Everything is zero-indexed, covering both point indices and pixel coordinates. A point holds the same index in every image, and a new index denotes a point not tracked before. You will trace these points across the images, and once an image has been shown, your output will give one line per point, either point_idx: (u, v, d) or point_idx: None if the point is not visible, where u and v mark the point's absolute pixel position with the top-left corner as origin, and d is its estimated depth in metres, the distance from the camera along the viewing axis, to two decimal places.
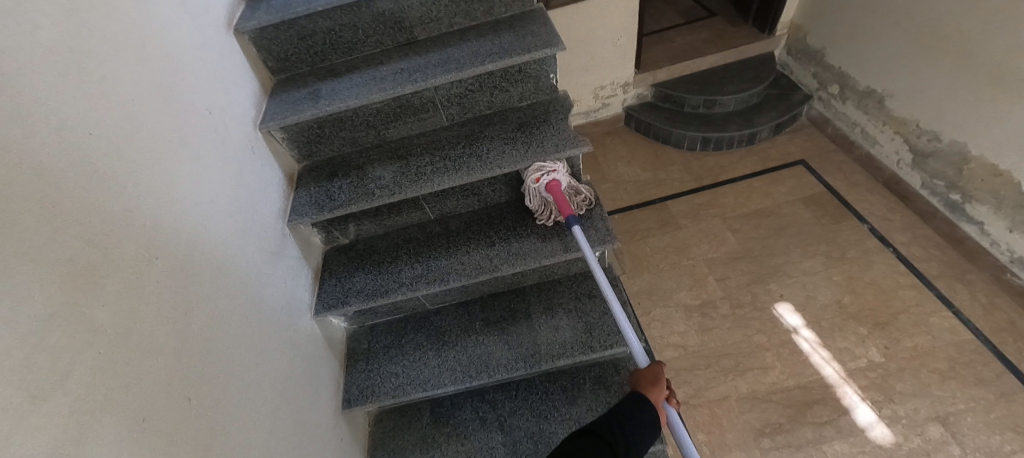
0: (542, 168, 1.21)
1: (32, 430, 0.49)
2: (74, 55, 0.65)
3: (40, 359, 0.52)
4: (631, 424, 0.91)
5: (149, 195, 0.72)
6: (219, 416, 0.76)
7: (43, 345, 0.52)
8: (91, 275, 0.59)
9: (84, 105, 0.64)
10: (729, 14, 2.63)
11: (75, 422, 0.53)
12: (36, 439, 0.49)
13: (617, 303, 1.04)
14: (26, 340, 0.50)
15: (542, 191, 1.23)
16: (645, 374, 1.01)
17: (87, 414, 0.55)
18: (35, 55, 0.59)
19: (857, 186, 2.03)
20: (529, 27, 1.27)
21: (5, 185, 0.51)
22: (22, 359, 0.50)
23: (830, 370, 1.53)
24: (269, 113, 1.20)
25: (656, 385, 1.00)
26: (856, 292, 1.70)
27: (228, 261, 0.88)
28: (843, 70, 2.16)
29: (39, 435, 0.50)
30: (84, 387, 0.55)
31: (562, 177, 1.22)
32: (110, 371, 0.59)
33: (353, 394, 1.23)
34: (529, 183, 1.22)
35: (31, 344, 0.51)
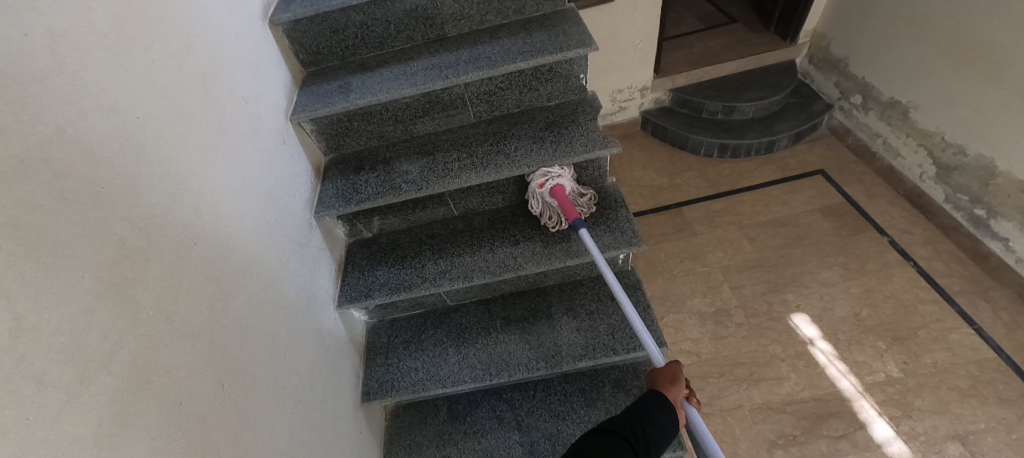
0: (547, 173, 1.21)
1: (81, 408, 0.48)
2: (123, 39, 0.65)
3: (86, 340, 0.50)
4: (655, 423, 0.89)
5: (190, 180, 0.72)
6: (250, 404, 0.75)
7: (91, 325, 0.51)
8: (138, 255, 0.59)
9: (131, 90, 0.64)
10: (750, 21, 2.61)
11: (120, 401, 0.53)
12: (84, 417, 0.48)
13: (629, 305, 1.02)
14: (77, 319, 0.50)
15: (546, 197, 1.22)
16: (663, 373, 0.98)
17: (130, 396, 0.54)
18: (89, 37, 0.59)
19: (878, 198, 1.99)
20: (561, 26, 1.27)
21: (52, 158, 0.50)
22: (72, 339, 0.49)
23: (846, 383, 1.50)
24: (300, 104, 1.21)
25: (675, 384, 0.97)
26: (875, 305, 1.66)
27: (259, 250, 0.88)
28: (868, 80, 2.13)
29: (88, 413, 0.49)
30: (131, 367, 0.55)
31: (566, 182, 1.21)
32: (154, 353, 0.59)
33: (372, 387, 1.24)
34: (535, 188, 1.22)
35: (82, 323, 0.50)
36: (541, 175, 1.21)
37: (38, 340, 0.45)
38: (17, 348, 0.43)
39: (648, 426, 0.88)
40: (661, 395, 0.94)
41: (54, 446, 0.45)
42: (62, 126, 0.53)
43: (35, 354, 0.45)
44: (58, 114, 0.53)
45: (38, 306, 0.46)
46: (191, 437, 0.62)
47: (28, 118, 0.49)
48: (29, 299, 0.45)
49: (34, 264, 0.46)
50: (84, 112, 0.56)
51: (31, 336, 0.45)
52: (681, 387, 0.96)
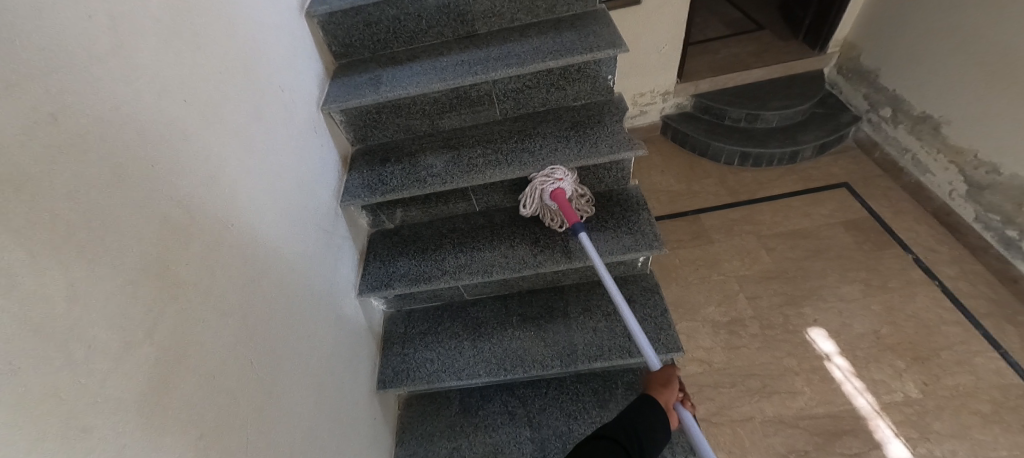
0: (549, 175, 1.18)
1: (124, 375, 0.50)
2: (174, 25, 0.68)
3: (135, 310, 0.53)
4: (647, 429, 0.88)
5: (229, 164, 0.75)
6: (275, 382, 0.77)
7: (136, 295, 0.53)
8: (180, 233, 0.61)
9: (179, 74, 0.67)
10: (778, 28, 2.57)
11: (159, 371, 0.55)
12: (125, 383, 0.50)
13: (626, 309, 1.05)
14: (123, 289, 0.52)
15: (546, 198, 1.20)
16: (656, 377, 1.00)
17: (169, 366, 0.56)
18: (145, 21, 0.62)
19: (904, 214, 1.95)
20: (591, 27, 1.27)
21: (102, 135, 0.52)
22: (119, 307, 0.51)
23: (862, 401, 1.48)
24: (331, 95, 1.24)
25: (668, 387, 0.98)
26: (895, 324, 1.63)
27: (288, 234, 0.90)
28: (899, 93, 2.08)
29: (129, 381, 0.51)
30: (171, 340, 0.57)
31: (568, 185, 1.18)
32: (191, 326, 0.61)
33: (388, 375, 1.26)
34: (535, 189, 1.20)
35: (128, 293, 0.52)
36: (543, 176, 1.19)
37: (88, 307, 0.47)
38: (73, 314, 0.46)
39: (641, 431, 0.87)
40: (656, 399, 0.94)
41: (100, 406, 0.47)
42: (119, 107, 0.55)
43: (89, 320, 0.48)
44: (112, 93, 0.55)
45: (93, 275, 0.48)
46: (221, 410, 0.64)
47: (86, 95, 0.51)
48: (83, 268, 0.48)
49: (89, 234, 0.49)
50: (137, 93, 0.58)
51: (85, 304, 0.47)
52: (674, 390, 0.97)
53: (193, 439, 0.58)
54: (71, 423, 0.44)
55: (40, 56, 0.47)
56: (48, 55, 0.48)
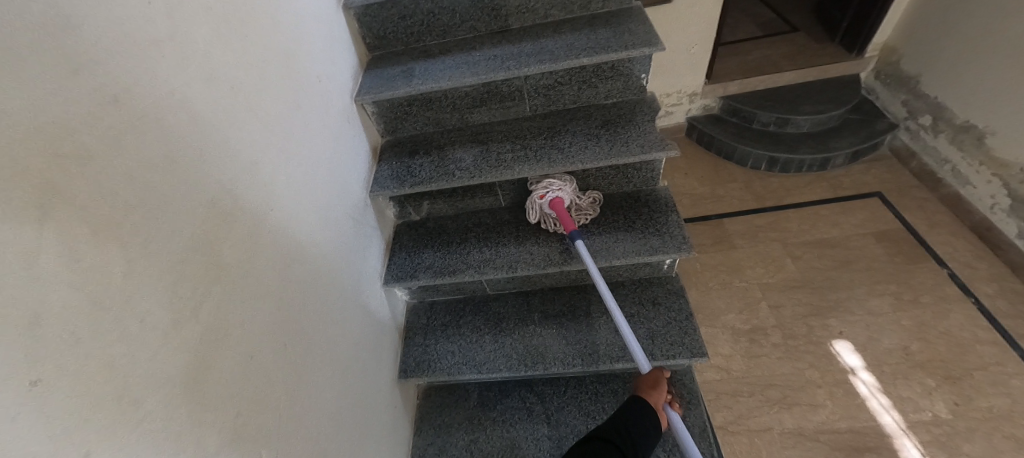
0: (546, 186, 1.24)
1: (173, 349, 0.52)
2: (224, 12, 0.69)
3: (182, 288, 0.54)
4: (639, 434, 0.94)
5: (269, 150, 0.76)
6: (306, 366, 0.79)
7: (185, 274, 0.55)
8: (225, 216, 0.63)
9: (227, 60, 0.68)
10: (814, 30, 2.50)
11: (203, 348, 0.56)
12: (173, 358, 0.52)
13: (617, 313, 1.07)
14: (173, 268, 0.53)
15: (545, 208, 1.25)
16: (645, 379, 1.05)
17: (211, 345, 0.58)
18: (197, 7, 0.64)
19: (940, 227, 1.87)
20: (626, 24, 1.25)
21: (156, 118, 0.53)
22: (169, 284, 0.53)
23: (888, 419, 1.43)
24: (365, 86, 1.25)
25: (656, 389, 1.03)
26: (926, 340, 1.57)
27: (321, 222, 0.92)
28: (941, 100, 2.00)
29: (177, 356, 0.53)
30: (214, 318, 0.59)
31: (565, 195, 1.23)
32: (232, 308, 0.62)
33: (409, 365, 1.27)
34: (535, 200, 1.25)
35: (177, 272, 0.54)
36: (542, 187, 1.24)
37: (141, 281, 0.49)
38: (127, 290, 0.47)
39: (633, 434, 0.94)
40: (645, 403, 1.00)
41: (148, 379, 0.49)
42: (172, 91, 0.57)
43: (141, 296, 0.49)
44: (167, 78, 0.56)
45: (146, 252, 0.50)
46: (256, 391, 0.65)
47: (142, 77, 0.53)
48: (139, 245, 0.49)
49: (145, 212, 0.51)
50: (189, 79, 0.60)
51: (137, 280, 0.49)
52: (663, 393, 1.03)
53: (230, 417, 0.60)
54: (123, 394, 0.46)
55: (104, 36, 0.49)
56: (111, 36, 0.50)
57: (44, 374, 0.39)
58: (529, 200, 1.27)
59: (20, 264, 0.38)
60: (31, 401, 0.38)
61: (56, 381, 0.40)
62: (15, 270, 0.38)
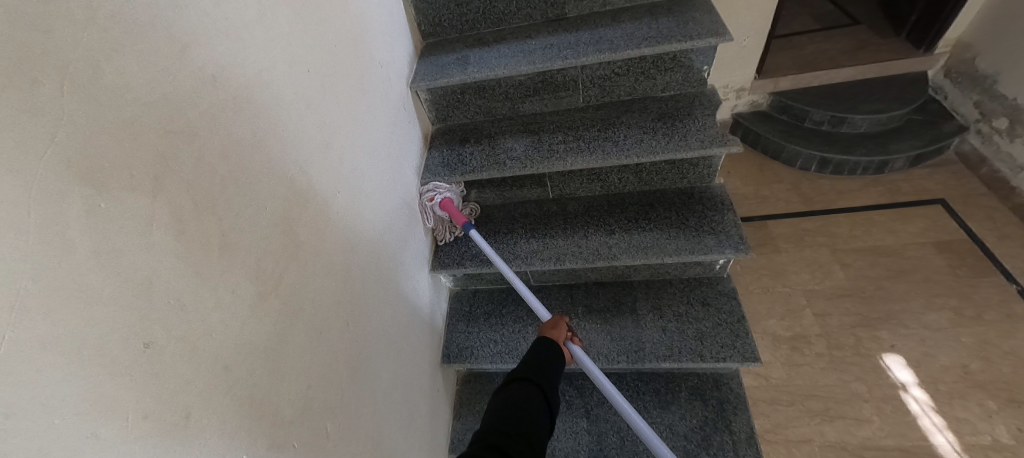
0: (434, 189, 1.23)
1: (258, 321, 0.55)
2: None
3: (267, 265, 0.57)
4: (549, 366, 0.88)
5: (339, 134, 0.78)
6: (365, 345, 0.81)
7: (269, 251, 0.57)
8: (302, 197, 0.65)
9: (305, 44, 0.70)
10: (878, 24, 2.34)
11: (282, 323, 0.59)
12: (258, 329, 0.54)
13: (520, 284, 1.11)
14: (259, 244, 0.56)
15: (435, 211, 1.24)
16: (544, 323, 1.02)
17: (289, 321, 0.60)
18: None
19: (1010, 239, 1.73)
20: (690, 13, 1.21)
21: (247, 98, 0.55)
22: (256, 259, 0.55)
23: (941, 439, 1.35)
24: (420, 73, 1.26)
25: (556, 327, 1.01)
26: (988, 360, 1.47)
27: (380, 206, 0.94)
28: (1020, 102, 1.84)
29: (261, 327, 0.55)
30: (291, 295, 0.61)
31: (452, 194, 1.27)
32: (305, 285, 0.64)
33: (451, 351, 1.29)
34: (423, 204, 1.22)
35: (262, 248, 0.56)
36: (429, 190, 1.23)
37: (234, 254, 0.51)
38: (223, 262, 0.50)
39: (546, 370, 0.86)
40: (550, 340, 0.95)
41: (237, 350, 0.51)
42: (260, 72, 0.59)
43: (233, 269, 0.51)
44: (256, 59, 0.58)
45: (237, 226, 0.52)
46: (323, 368, 0.67)
47: (238, 60, 0.55)
48: (232, 220, 0.52)
49: (236, 188, 0.52)
50: (274, 61, 0.62)
51: (231, 253, 0.51)
52: (563, 329, 1.01)
53: (302, 390, 0.62)
54: (217, 360, 0.48)
55: (206, 18, 0.51)
56: (212, 17, 0.51)
57: (155, 337, 0.42)
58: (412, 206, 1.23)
59: (137, 233, 0.41)
60: (143, 362, 0.41)
61: (164, 347, 0.43)
62: (134, 238, 0.40)
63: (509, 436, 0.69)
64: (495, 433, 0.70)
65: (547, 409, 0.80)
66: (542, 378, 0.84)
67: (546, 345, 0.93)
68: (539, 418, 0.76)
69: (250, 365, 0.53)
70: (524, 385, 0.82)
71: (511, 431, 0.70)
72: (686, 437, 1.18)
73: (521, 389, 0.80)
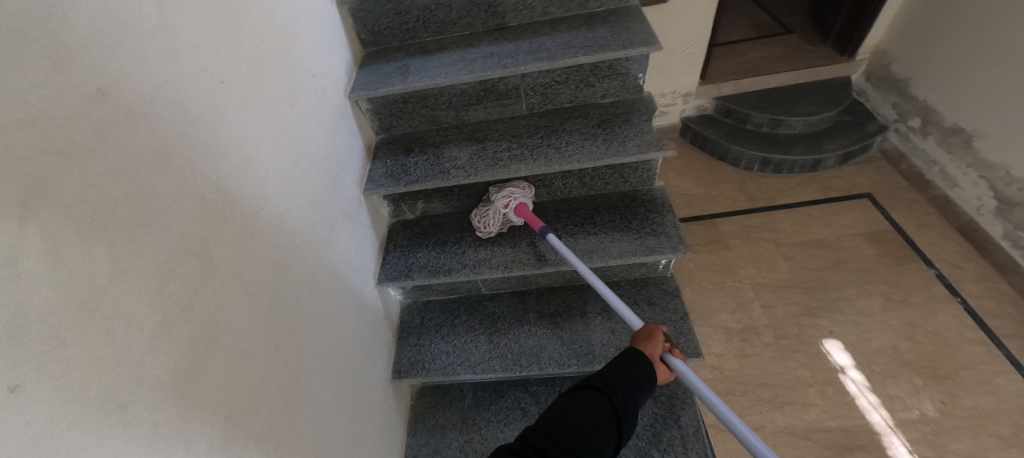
0: (507, 195, 1.23)
1: (162, 351, 0.52)
2: (212, 6, 0.68)
3: (172, 289, 0.54)
4: (632, 381, 0.78)
5: (262, 148, 0.76)
6: (298, 365, 0.79)
7: (174, 274, 0.55)
8: (215, 214, 0.63)
9: (216, 55, 0.68)
10: (807, 33, 2.50)
11: (193, 350, 0.56)
12: (161, 359, 0.52)
13: (599, 284, 1.06)
14: (162, 268, 0.53)
15: (509, 216, 1.24)
16: (639, 333, 0.92)
17: (203, 347, 0.58)
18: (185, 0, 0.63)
19: (929, 229, 1.89)
20: (624, 23, 1.25)
21: (144, 115, 0.53)
22: (158, 285, 0.52)
23: (876, 417, 1.44)
24: (359, 83, 1.23)
25: (652, 340, 0.90)
26: (914, 340, 1.59)
27: (314, 220, 0.91)
28: (930, 103, 2.01)
29: (165, 357, 0.52)
30: (203, 320, 0.58)
31: (528, 199, 1.26)
32: (222, 308, 0.62)
33: (403, 365, 1.26)
34: (498, 209, 1.22)
35: (166, 273, 0.54)
36: (504, 196, 1.23)
37: (129, 281, 0.49)
38: (113, 289, 0.47)
39: (629, 384, 0.77)
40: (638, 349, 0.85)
41: (137, 380, 0.48)
42: (161, 84, 0.57)
43: (128, 296, 0.49)
44: (155, 71, 0.56)
45: (133, 251, 0.50)
46: (246, 395, 0.65)
47: (127, 74, 0.52)
48: (125, 244, 0.49)
49: (130, 211, 0.50)
50: (178, 73, 0.60)
51: (124, 280, 0.48)
52: (660, 342, 0.89)
53: (221, 419, 0.60)
54: (110, 397, 0.45)
55: (84, 30, 0.48)
56: (98, 28, 0.49)
57: (25, 379, 0.39)
58: (487, 211, 1.24)
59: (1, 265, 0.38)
60: (13, 406, 0.38)
61: (39, 387, 0.40)
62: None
63: (558, 442, 0.64)
64: (538, 433, 0.66)
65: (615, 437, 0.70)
66: (617, 393, 0.75)
67: (637, 357, 0.82)
68: (602, 441, 0.67)
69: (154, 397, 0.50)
70: (599, 399, 0.73)
71: (565, 442, 0.64)
72: (638, 435, 1.20)
73: (593, 400, 0.72)
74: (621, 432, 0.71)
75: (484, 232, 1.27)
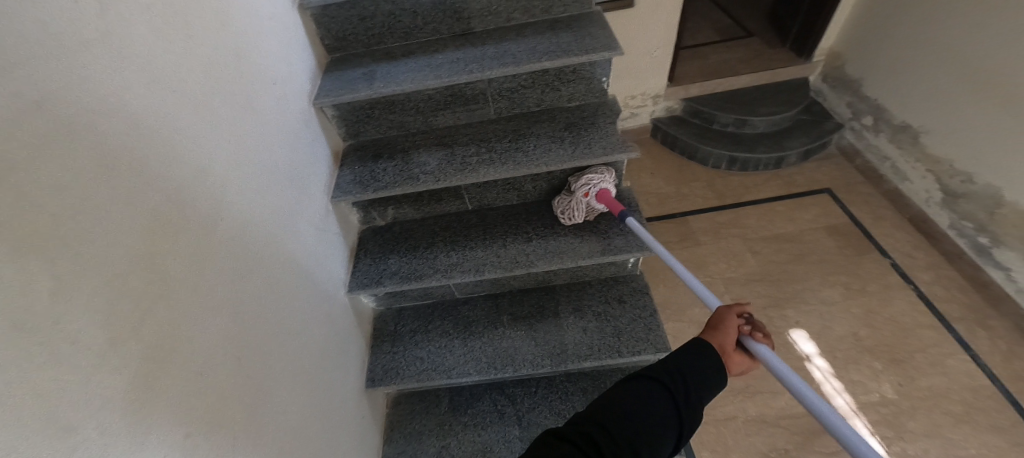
0: (587, 182, 1.20)
1: (111, 368, 0.52)
2: (160, 17, 0.68)
3: (120, 305, 0.54)
4: (696, 373, 0.71)
5: (219, 159, 0.75)
6: (261, 377, 0.78)
7: (123, 290, 0.55)
8: (167, 228, 0.63)
9: (165, 66, 0.67)
10: (767, 36, 2.61)
11: (145, 364, 0.56)
12: (110, 377, 0.52)
13: (671, 259, 1.00)
14: (110, 285, 0.53)
15: (591, 204, 1.22)
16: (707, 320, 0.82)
17: (155, 361, 0.58)
18: (130, 12, 0.62)
19: (883, 220, 1.99)
20: (587, 29, 1.28)
21: (91, 131, 0.54)
22: (105, 302, 0.53)
23: (840, 401, 1.51)
24: (324, 89, 1.22)
25: (722, 327, 0.79)
26: (873, 327, 1.67)
27: (278, 230, 0.90)
28: (881, 102, 2.13)
29: (115, 373, 0.52)
30: (155, 335, 0.58)
31: (608, 184, 1.23)
32: (176, 322, 0.62)
33: (377, 374, 1.25)
34: (579, 199, 1.21)
35: (114, 290, 0.54)
36: (583, 184, 1.21)
37: (74, 300, 0.49)
38: (57, 308, 0.47)
39: (694, 378, 0.71)
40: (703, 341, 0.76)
41: (82, 401, 0.48)
42: (107, 96, 0.56)
43: (74, 314, 0.49)
44: (101, 84, 0.56)
45: (77, 269, 0.50)
46: (204, 409, 0.65)
47: (66, 88, 0.51)
48: (68, 261, 0.49)
49: (75, 229, 0.50)
50: (126, 84, 0.60)
51: (68, 300, 0.48)
52: (733, 329, 0.79)
53: (179, 434, 0.60)
54: (54, 419, 0.45)
55: (25, 47, 0.48)
56: (39, 43, 0.49)
57: None
58: (570, 200, 1.23)
59: None
60: None
61: None
62: None
63: (613, 433, 0.61)
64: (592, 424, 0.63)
65: (674, 438, 0.65)
66: (680, 388, 0.69)
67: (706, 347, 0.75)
68: (660, 439, 0.63)
69: (104, 414, 0.51)
70: (661, 393, 0.67)
71: (618, 434, 0.61)
72: None
73: (653, 393, 0.67)
74: (680, 432, 0.66)
75: (568, 220, 1.26)
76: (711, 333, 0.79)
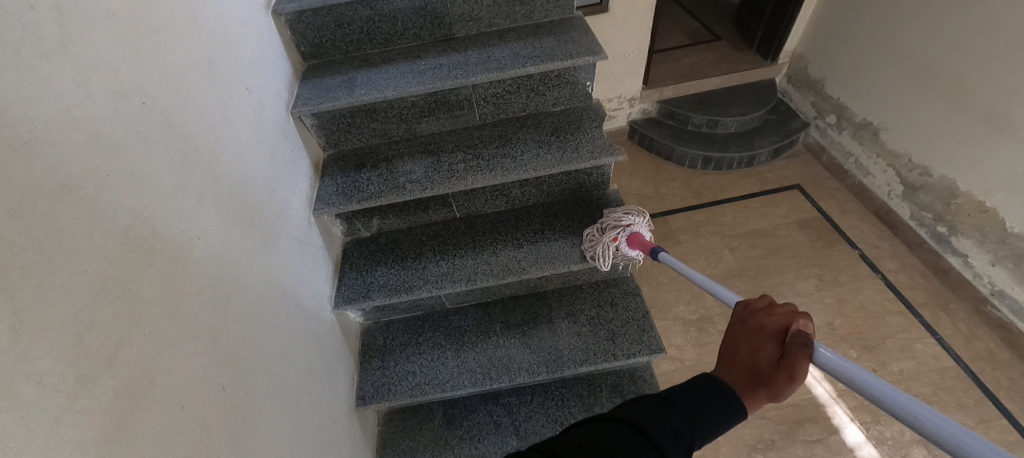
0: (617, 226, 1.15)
1: (77, 408, 0.47)
2: (124, 23, 0.63)
3: (89, 338, 0.50)
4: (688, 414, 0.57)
5: (194, 176, 0.71)
6: (247, 405, 0.74)
7: (93, 320, 0.50)
8: (140, 252, 0.58)
9: (133, 78, 0.62)
10: (734, 39, 2.68)
11: (120, 400, 0.52)
12: (78, 416, 0.47)
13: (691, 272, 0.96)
14: (79, 316, 0.49)
15: (622, 249, 1.16)
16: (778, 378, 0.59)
17: (130, 396, 0.53)
18: (91, 20, 0.58)
19: (849, 213, 2.06)
20: (570, 34, 1.27)
21: (53, 145, 0.49)
22: (73, 332, 0.48)
23: (820, 389, 1.54)
24: (302, 97, 1.18)
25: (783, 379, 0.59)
26: (846, 316, 1.72)
27: (259, 246, 0.86)
28: (842, 101, 2.21)
29: (83, 412, 0.48)
30: (131, 367, 0.54)
31: (637, 227, 1.17)
32: (153, 353, 0.58)
33: (368, 391, 1.20)
34: (609, 244, 1.14)
35: (84, 321, 0.49)
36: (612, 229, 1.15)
37: (40, 335, 0.44)
38: (22, 343, 0.43)
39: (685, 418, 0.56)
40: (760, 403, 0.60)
41: (48, 447, 0.43)
42: (68, 107, 0.52)
43: (38, 352, 0.44)
44: (62, 94, 0.51)
45: (44, 298, 0.45)
46: (188, 442, 0.61)
47: (23, 98, 0.47)
48: (32, 289, 0.44)
49: (41, 254, 0.46)
50: (90, 94, 0.55)
51: (33, 332, 0.44)
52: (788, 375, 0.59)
53: None
54: None
55: None
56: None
57: None
58: (597, 245, 1.16)
59: None
60: None
61: None
62: None
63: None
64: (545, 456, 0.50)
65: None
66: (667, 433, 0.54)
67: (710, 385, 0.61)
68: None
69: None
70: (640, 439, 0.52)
71: None
72: None
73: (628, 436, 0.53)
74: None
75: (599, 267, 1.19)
76: (731, 354, 0.66)
